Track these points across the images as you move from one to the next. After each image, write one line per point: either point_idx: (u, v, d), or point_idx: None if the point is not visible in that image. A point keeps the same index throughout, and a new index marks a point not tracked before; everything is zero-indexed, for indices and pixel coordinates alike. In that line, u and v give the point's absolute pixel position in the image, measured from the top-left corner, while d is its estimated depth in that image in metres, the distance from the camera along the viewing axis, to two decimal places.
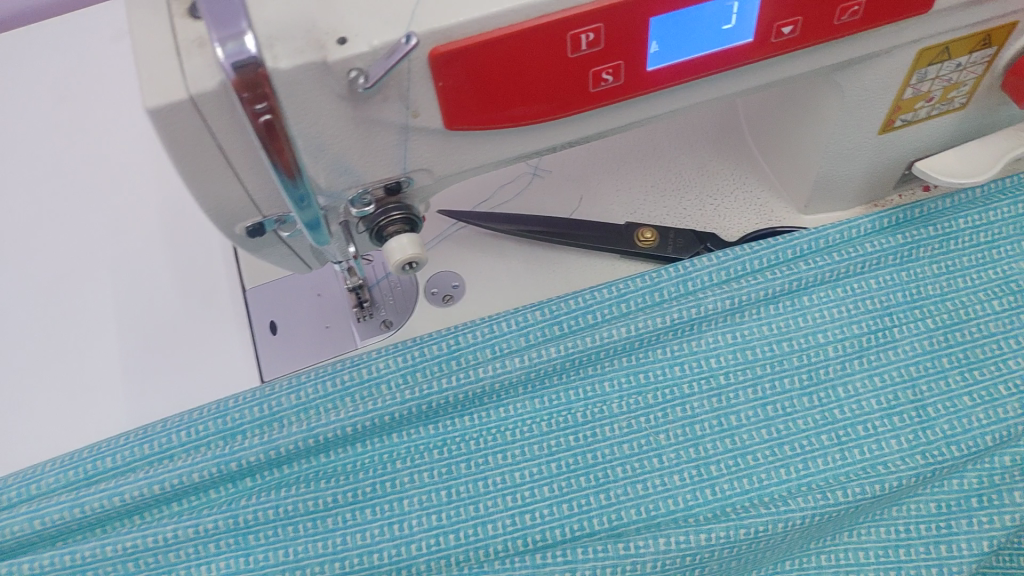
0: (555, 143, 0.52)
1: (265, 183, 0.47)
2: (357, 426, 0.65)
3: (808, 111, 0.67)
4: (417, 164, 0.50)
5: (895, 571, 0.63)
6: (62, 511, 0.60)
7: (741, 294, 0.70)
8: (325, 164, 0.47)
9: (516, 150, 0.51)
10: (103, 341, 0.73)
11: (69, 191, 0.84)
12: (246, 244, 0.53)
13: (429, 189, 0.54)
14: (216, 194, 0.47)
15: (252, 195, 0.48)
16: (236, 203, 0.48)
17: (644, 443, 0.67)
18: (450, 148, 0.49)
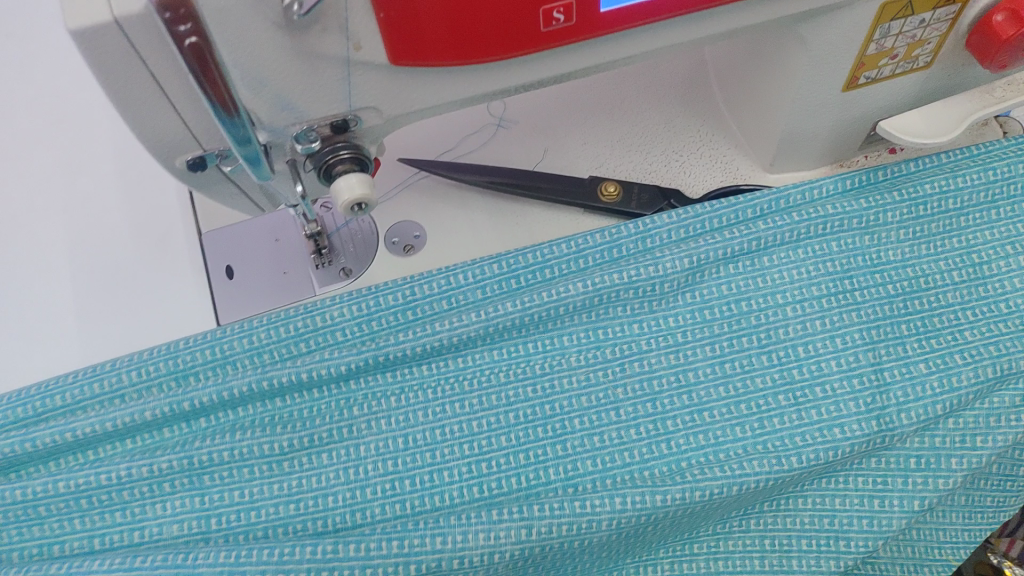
0: (509, 84, 0.52)
1: (202, 113, 0.46)
2: (313, 373, 0.64)
3: (773, 65, 0.67)
4: (363, 100, 0.49)
5: (826, 518, 0.66)
6: (11, 445, 0.61)
7: (698, 254, 0.69)
8: (265, 97, 0.46)
9: (467, 89, 0.51)
10: (54, 283, 0.72)
11: (23, 132, 0.82)
12: (189, 180, 0.52)
13: (380, 130, 0.53)
14: (152, 124, 0.46)
15: (190, 126, 0.47)
16: (174, 134, 0.47)
17: (601, 397, 0.66)
18: (399, 86, 0.49)
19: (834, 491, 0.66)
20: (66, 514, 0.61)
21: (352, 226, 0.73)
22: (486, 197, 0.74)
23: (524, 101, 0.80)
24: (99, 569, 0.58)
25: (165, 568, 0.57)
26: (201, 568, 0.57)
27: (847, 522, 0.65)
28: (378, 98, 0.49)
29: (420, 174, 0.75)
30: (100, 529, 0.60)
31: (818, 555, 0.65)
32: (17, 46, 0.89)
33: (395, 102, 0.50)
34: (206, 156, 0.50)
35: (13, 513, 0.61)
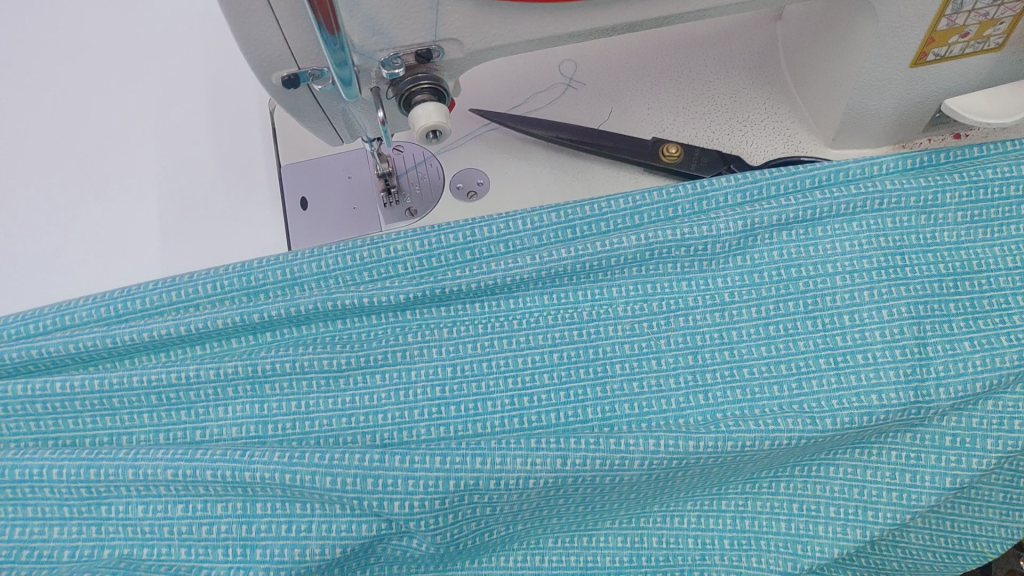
0: (587, 26, 0.56)
1: (302, 30, 0.50)
2: (372, 299, 0.68)
3: (845, 38, 0.68)
4: (448, 32, 0.53)
5: (857, 488, 0.67)
6: (94, 339, 0.65)
7: (752, 218, 0.70)
8: (360, 20, 0.50)
9: (548, 28, 0.55)
10: (144, 200, 0.78)
11: (122, 58, 0.87)
12: (280, 95, 0.56)
13: (459, 65, 0.57)
14: (255, 38, 0.50)
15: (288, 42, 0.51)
16: (273, 49, 0.51)
17: (643, 346, 0.68)
18: (484, 20, 0.52)
19: (869, 462, 0.67)
20: (137, 408, 0.65)
21: (421, 169, 0.77)
22: (550, 152, 0.77)
23: (595, 62, 0.82)
24: (163, 458, 0.60)
25: (223, 462, 0.60)
26: (257, 464, 0.60)
27: (876, 493, 0.66)
28: (461, 31, 0.53)
29: (488, 126, 0.79)
30: (167, 424, 0.65)
31: (846, 524, 0.66)
32: None
33: (478, 36, 0.54)
34: (299, 74, 0.54)
35: (89, 402, 0.64)
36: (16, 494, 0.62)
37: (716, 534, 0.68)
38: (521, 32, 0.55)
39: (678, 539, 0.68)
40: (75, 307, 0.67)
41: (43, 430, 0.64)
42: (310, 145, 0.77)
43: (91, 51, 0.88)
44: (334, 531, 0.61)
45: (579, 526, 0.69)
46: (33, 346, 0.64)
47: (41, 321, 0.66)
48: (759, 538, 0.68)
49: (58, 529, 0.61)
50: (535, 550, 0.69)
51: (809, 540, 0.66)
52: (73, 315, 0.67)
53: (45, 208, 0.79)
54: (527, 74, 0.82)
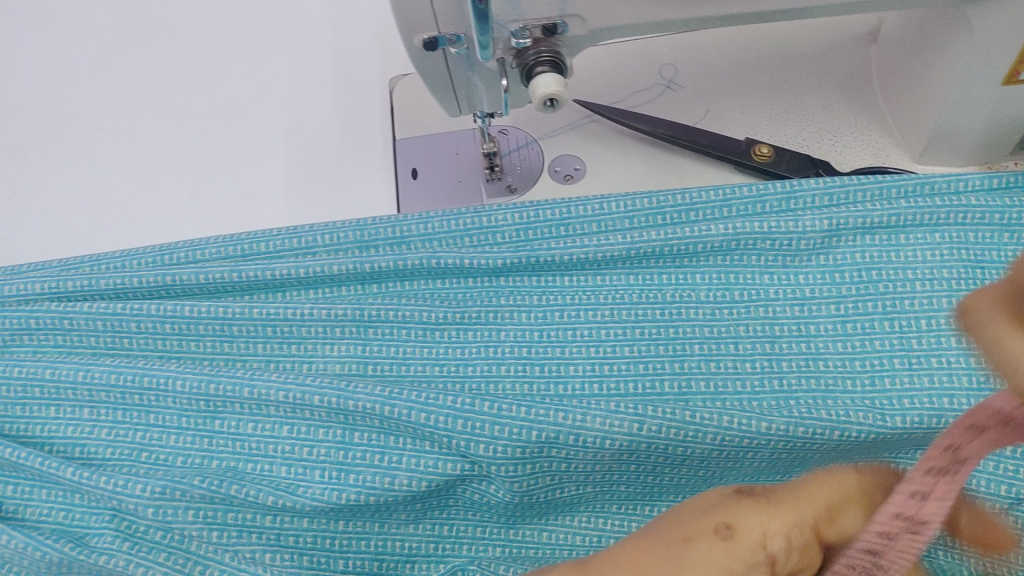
0: (700, 16, 0.62)
1: None
2: (472, 262, 0.73)
3: (938, 54, 0.72)
4: (575, 8, 0.59)
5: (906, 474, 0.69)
6: (223, 271, 0.71)
7: (838, 219, 0.73)
8: None
9: (664, 15, 0.61)
10: (272, 159, 0.88)
11: (259, 35, 0.97)
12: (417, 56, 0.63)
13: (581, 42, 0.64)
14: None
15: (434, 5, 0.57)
16: (420, 11, 0.58)
17: (724, 330, 0.72)
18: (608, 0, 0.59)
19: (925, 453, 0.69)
20: (253, 337, 0.71)
21: (522, 152, 0.83)
22: (645, 146, 0.82)
23: (693, 67, 0.87)
24: (277, 380, 0.66)
25: (330, 390, 0.65)
26: (360, 395, 0.65)
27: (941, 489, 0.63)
28: (586, 7, 0.59)
29: (587, 118, 0.85)
30: (278, 355, 0.71)
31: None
32: None
33: (600, 15, 0.60)
34: (437, 38, 0.60)
35: (212, 327, 0.70)
36: (142, 401, 0.67)
37: None
38: (640, 16, 0.61)
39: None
40: (207, 244, 0.74)
41: (168, 349, 0.71)
42: (422, 123, 0.85)
43: (231, 27, 0.98)
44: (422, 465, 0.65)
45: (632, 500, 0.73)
46: (168, 274, 0.71)
47: (176, 253, 0.73)
48: None
49: (175, 437, 0.67)
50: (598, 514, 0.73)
51: None
52: (204, 251, 0.73)
53: (181, 157, 0.89)
54: (629, 72, 0.88)
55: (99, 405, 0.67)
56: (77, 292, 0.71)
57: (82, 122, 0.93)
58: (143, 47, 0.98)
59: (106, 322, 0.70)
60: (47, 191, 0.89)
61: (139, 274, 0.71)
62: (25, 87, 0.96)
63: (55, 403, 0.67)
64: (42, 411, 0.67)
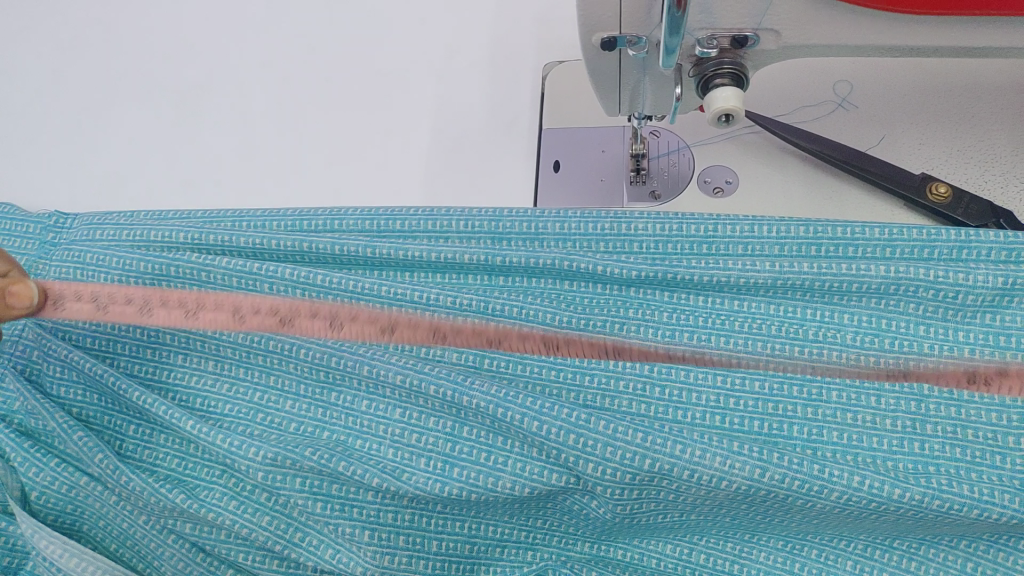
0: (903, 43, 0.58)
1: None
2: (606, 269, 0.70)
3: None
4: (771, 23, 0.57)
5: None
6: (358, 245, 0.71)
7: (1015, 278, 0.66)
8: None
9: (865, 39, 0.58)
10: (416, 134, 0.87)
11: (418, 6, 0.96)
12: (592, 53, 0.61)
13: (767, 57, 0.61)
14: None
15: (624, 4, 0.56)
16: (609, 8, 0.56)
17: (865, 381, 0.67)
18: (810, 15, 0.56)
19: None
20: None
21: (672, 157, 0.79)
22: (807, 167, 0.77)
23: (873, 87, 0.81)
24: (396, 363, 0.65)
25: (446, 381, 0.64)
26: (475, 392, 0.64)
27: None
28: (784, 22, 0.57)
29: (748, 130, 0.79)
30: (399, 335, 0.71)
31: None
32: None
33: (797, 32, 0.58)
34: (619, 38, 0.58)
35: None
36: (266, 362, 0.69)
37: (877, 566, 0.66)
38: (839, 36, 0.58)
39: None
40: (345, 215, 0.74)
41: None
42: (573, 114, 0.82)
43: None
44: (527, 472, 0.63)
45: (738, 539, 0.69)
46: (306, 240, 0.71)
47: (315, 220, 0.74)
48: None
49: (291, 403, 0.68)
50: (702, 548, 0.69)
51: None
52: (343, 222, 0.74)
53: (330, 120, 0.89)
54: (799, 85, 0.82)
55: (224, 360, 0.70)
56: (216, 247, 0.72)
57: (241, 75, 0.95)
58: (306, 5, 0.99)
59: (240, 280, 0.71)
60: (202, 139, 0.92)
61: (277, 237, 0.72)
62: (192, 34, 0.99)
63: (185, 351, 0.70)
64: (172, 357, 0.71)
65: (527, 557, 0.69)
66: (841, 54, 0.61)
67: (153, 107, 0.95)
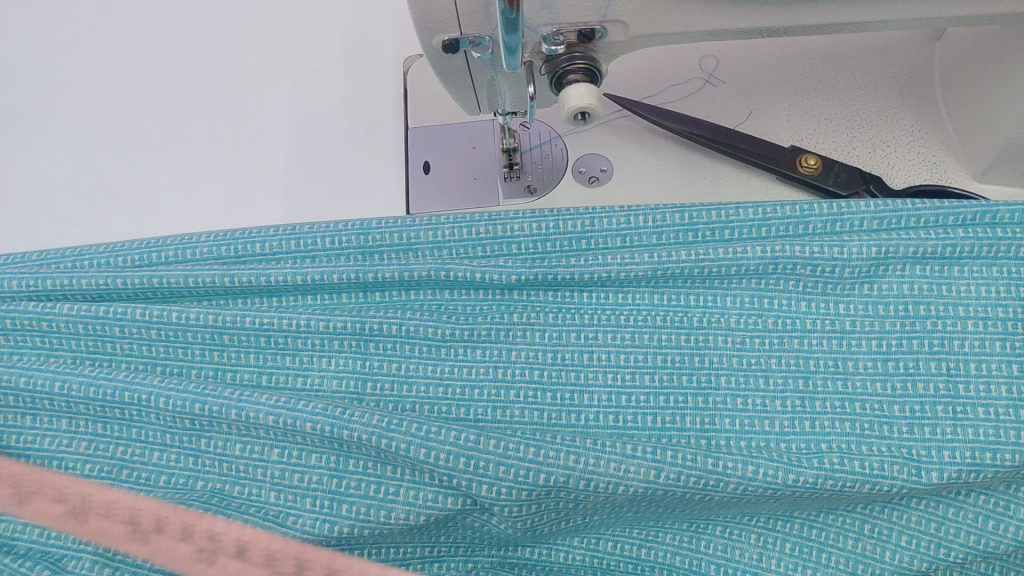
0: (752, 25, 0.57)
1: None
2: (485, 276, 0.67)
3: (1005, 65, 0.67)
4: (617, 13, 0.55)
5: (933, 522, 0.63)
6: (214, 275, 0.66)
7: (888, 246, 0.66)
8: None
9: (714, 23, 0.57)
10: (273, 144, 0.81)
11: (270, 7, 0.91)
12: (437, 57, 0.58)
13: (619, 47, 0.59)
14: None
15: (460, 6, 0.53)
16: (446, 9, 0.53)
17: (753, 363, 0.66)
18: (655, 4, 0.55)
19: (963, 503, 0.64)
20: (246, 347, 0.66)
21: (545, 149, 0.76)
22: (681, 148, 0.76)
23: (739, 60, 0.80)
24: (267, 403, 0.60)
25: (323, 417, 0.60)
26: (356, 425, 0.59)
27: (954, 531, 0.63)
28: (630, 12, 0.55)
29: (619, 114, 0.78)
30: (271, 367, 0.66)
31: (914, 554, 0.63)
32: None
33: (645, 21, 0.56)
34: (461, 39, 0.55)
35: (201, 335, 0.65)
36: (124, 415, 0.63)
37: (780, 537, 0.66)
38: (688, 22, 0.57)
39: (746, 554, 0.66)
40: (198, 242, 0.69)
41: (153, 355, 0.66)
42: (438, 111, 0.79)
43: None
44: (420, 499, 0.60)
45: (643, 527, 0.67)
46: (157, 276, 0.66)
47: (165, 251, 0.68)
48: (821, 549, 0.65)
49: (158, 455, 0.63)
50: (608, 536, 0.68)
51: (872, 563, 0.64)
52: (195, 250, 0.68)
53: (178, 137, 0.82)
54: (666, 65, 0.81)
55: (77, 418, 0.64)
56: (56, 292, 0.67)
57: (73, 95, 0.86)
58: (141, 14, 0.91)
59: (89, 326, 0.65)
60: (35, 171, 0.83)
61: (124, 275, 0.66)
62: (14, 54, 0.90)
63: (31, 412, 0.64)
64: (18, 419, 0.64)
65: (433, 570, 0.66)
66: (692, 39, 0.59)
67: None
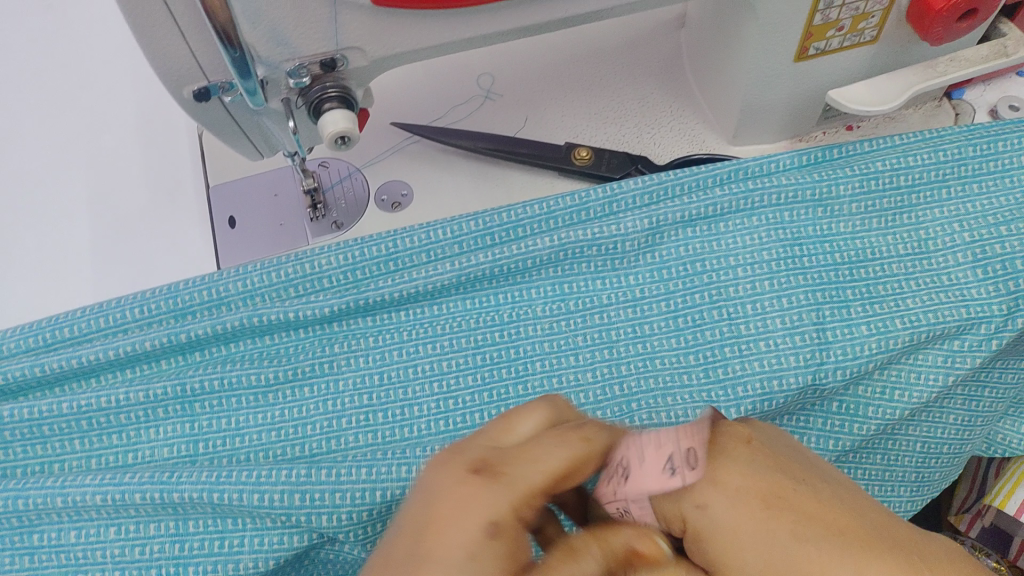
0: (475, 32, 0.63)
1: (210, 53, 0.58)
2: (298, 314, 0.69)
3: (726, 43, 0.75)
4: (347, 40, 0.59)
5: None
6: (22, 369, 0.66)
7: (657, 216, 0.73)
8: (264, 32, 0.56)
9: (437, 36, 0.62)
10: (74, 227, 0.82)
11: (56, 100, 0.93)
12: (194, 108, 0.63)
13: (364, 72, 0.64)
14: (166, 59, 0.57)
15: (195, 58, 0.58)
16: (184, 65, 0.58)
17: (562, 343, 0.71)
18: (380, 25, 0.59)
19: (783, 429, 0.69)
20: (69, 434, 0.65)
21: (345, 184, 0.80)
22: (469, 162, 0.81)
23: (512, 73, 0.88)
24: (92, 483, 0.60)
25: (150, 485, 0.60)
26: (185, 485, 0.60)
27: None
28: (361, 38, 0.60)
29: (410, 139, 0.83)
30: (98, 449, 0.65)
31: None
32: (53, 27, 1.00)
33: (379, 44, 0.61)
34: (209, 87, 0.61)
35: (20, 431, 0.65)
36: None
37: None
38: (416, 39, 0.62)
39: None
40: (5, 338, 0.69)
41: None
42: (234, 166, 0.82)
43: (24, 97, 0.93)
44: (267, 544, 0.60)
45: None
46: None
47: None
48: None
49: None
50: None
51: None
52: (3, 346, 0.68)
53: None
54: (445, 89, 0.87)
55: None
56: None
57: None
58: None
59: None
60: None
61: None
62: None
63: None
64: None
65: None
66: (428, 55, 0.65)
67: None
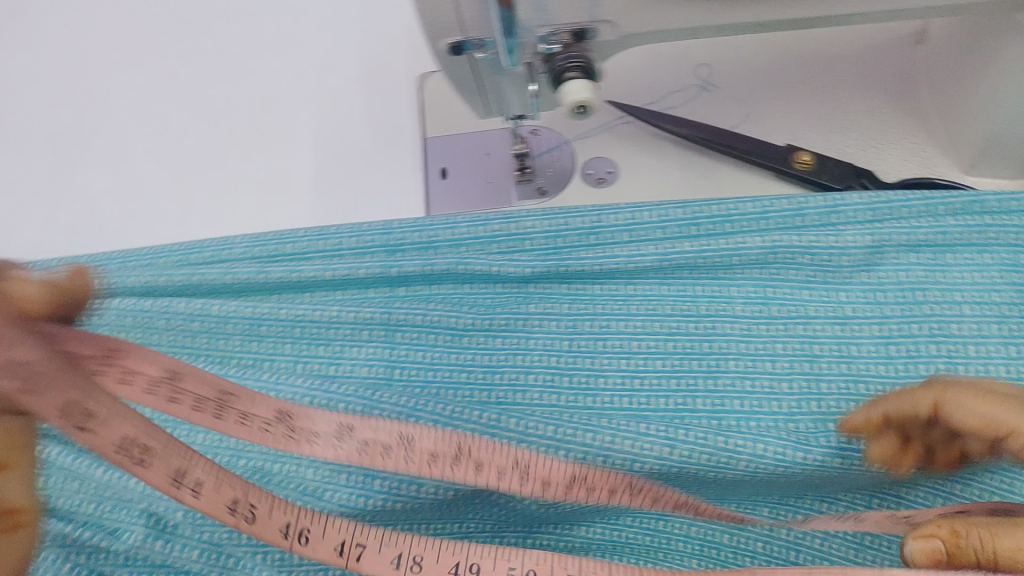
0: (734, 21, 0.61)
1: (471, 7, 0.56)
2: (502, 270, 0.72)
3: (984, 67, 0.71)
4: (606, 14, 0.58)
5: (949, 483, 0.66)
6: (250, 272, 0.71)
7: (882, 235, 0.71)
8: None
9: (692, 22, 0.61)
10: (301, 154, 0.88)
11: (288, 31, 0.98)
12: (444, 58, 0.63)
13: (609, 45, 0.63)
14: (430, 7, 0.57)
15: (457, 9, 0.57)
16: (444, 16, 0.57)
17: (760, 348, 0.69)
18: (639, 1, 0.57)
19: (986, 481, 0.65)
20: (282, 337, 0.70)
21: (553, 154, 0.82)
22: (681, 150, 0.81)
23: (732, 68, 0.87)
24: (302, 386, 0.66)
25: (353, 398, 0.65)
26: (385, 405, 0.64)
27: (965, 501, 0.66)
28: (618, 14, 0.58)
29: (622, 119, 0.83)
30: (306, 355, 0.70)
31: None
32: None
33: (633, 21, 0.59)
34: (463, 42, 0.60)
35: (241, 326, 0.70)
36: None
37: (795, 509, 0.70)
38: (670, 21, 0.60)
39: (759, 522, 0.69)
40: (234, 244, 0.73)
41: (197, 346, 0.71)
42: (453, 119, 0.84)
43: (258, 24, 0.98)
44: None
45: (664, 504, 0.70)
46: (197, 274, 0.71)
47: (202, 252, 0.73)
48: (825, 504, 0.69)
49: (204, 436, 0.67)
50: (628, 514, 0.71)
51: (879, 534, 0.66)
52: (232, 250, 0.73)
53: (213, 151, 0.90)
54: (662, 74, 0.87)
55: None
56: (108, 290, 0.72)
57: (109, 111, 0.94)
58: (168, 38, 0.98)
59: (136, 318, 0.71)
60: (80, 183, 0.91)
61: (167, 274, 0.72)
62: (54, 83, 0.97)
63: None
64: None
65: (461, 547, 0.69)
66: (677, 36, 0.64)
67: (24, 165, 0.93)
